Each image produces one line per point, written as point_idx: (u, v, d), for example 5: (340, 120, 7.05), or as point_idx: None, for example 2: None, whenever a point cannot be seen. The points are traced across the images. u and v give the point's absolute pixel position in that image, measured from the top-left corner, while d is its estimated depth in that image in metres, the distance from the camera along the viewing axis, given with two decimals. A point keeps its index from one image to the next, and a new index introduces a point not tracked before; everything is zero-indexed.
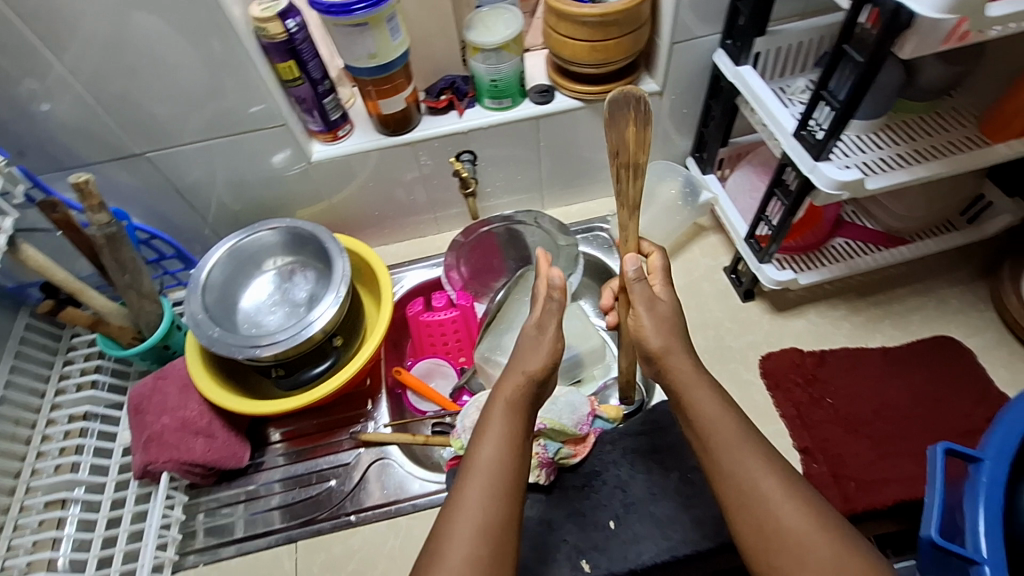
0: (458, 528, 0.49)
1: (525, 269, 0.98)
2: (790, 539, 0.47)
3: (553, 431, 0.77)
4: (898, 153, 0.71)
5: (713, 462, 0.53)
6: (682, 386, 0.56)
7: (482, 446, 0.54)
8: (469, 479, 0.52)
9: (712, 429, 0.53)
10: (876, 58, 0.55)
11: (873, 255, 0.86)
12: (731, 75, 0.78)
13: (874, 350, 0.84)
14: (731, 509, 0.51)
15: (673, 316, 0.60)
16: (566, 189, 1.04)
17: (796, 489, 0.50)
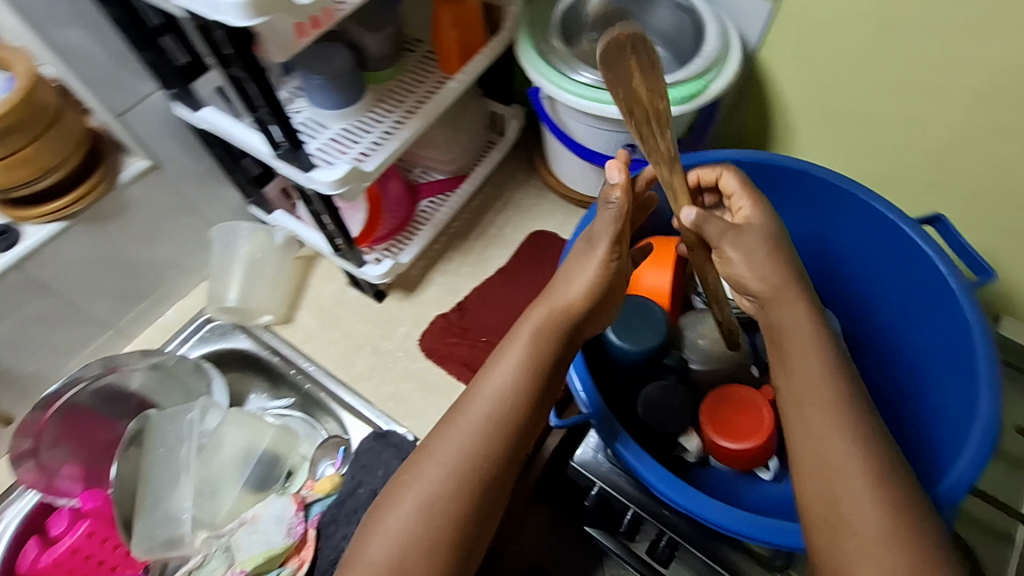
0: (428, 472, 0.51)
1: (141, 416, 0.80)
2: (861, 530, 0.43)
3: (268, 561, 0.73)
4: (386, 128, 0.78)
5: (815, 413, 0.48)
6: (786, 331, 0.53)
7: (486, 393, 0.54)
8: (439, 439, 0.53)
9: (820, 387, 0.49)
10: (252, 66, 0.52)
11: (448, 203, 0.95)
12: (196, 123, 0.71)
13: (494, 275, 0.94)
14: (810, 465, 0.47)
15: (782, 252, 0.55)
16: (140, 301, 0.88)
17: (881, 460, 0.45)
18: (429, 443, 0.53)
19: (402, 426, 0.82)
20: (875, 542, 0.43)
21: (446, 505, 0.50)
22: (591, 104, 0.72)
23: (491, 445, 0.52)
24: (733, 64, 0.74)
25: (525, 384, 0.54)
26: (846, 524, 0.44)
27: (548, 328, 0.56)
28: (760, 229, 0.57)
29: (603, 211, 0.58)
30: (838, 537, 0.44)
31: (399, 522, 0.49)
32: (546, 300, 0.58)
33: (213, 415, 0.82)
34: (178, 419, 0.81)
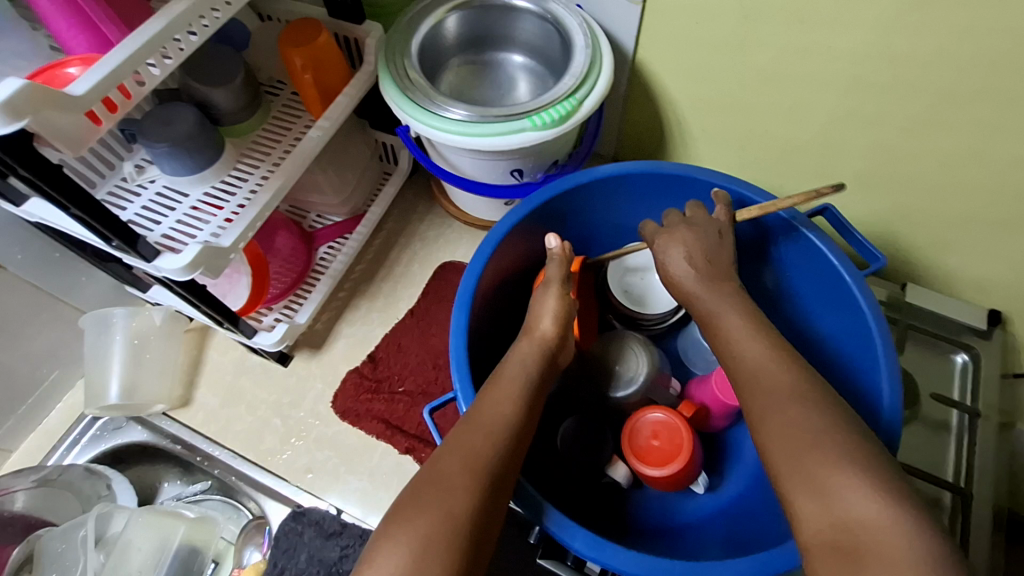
0: (450, 472, 0.51)
1: (32, 537, 0.71)
2: (793, 450, 0.49)
3: None
4: (250, 188, 0.72)
5: (732, 359, 0.58)
6: (701, 308, 0.62)
7: (484, 406, 0.57)
8: (443, 452, 0.53)
9: (735, 341, 0.58)
10: (41, 168, 0.46)
11: (345, 249, 0.90)
12: (26, 215, 0.64)
13: (404, 318, 0.89)
14: (745, 404, 0.55)
15: (698, 248, 0.64)
16: (14, 407, 0.80)
17: (803, 385, 0.53)
18: (431, 462, 0.53)
19: (320, 498, 0.77)
20: (805, 455, 0.48)
21: (461, 508, 0.49)
22: (461, 138, 0.68)
23: (496, 451, 0.54)
24: (605, 73, 0.71)
25: (521, 399, 0.58)
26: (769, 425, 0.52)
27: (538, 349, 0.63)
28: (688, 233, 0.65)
29: (552, 272, 0.68)
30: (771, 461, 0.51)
31: (410, 532, 0.48)
32: (519, 351, 0.63)
33: (116, 517, 0.74)
34: (69, 537, 0.72)
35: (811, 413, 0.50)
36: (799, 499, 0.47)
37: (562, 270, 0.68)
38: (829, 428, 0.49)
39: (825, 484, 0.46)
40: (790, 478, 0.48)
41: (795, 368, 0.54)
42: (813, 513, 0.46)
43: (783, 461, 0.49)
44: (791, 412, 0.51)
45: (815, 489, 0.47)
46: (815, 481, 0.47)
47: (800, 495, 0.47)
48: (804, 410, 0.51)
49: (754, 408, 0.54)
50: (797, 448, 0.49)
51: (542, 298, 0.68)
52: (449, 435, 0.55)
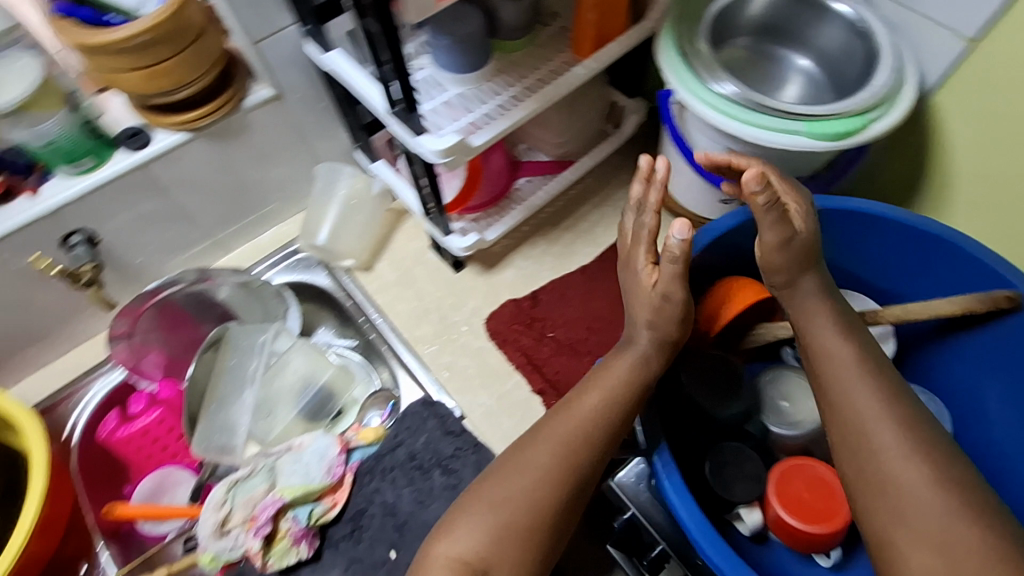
0: (535, 463, 0.55)
1: (223, 327, 0.85)
2: (906, 493, 0.48)
3: (302, 495, 0.73)
4: (502, 102, 0.75)
5: (829, 380, 0.55)
6: (802, 318, 0.59)
7: (577, 406, 0.59)
8: (533, 443, 0.57)
9: (838, 362, 0.55)
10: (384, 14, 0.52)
11: (546, 187, 0.92)
12: (323, 63, 0.71)
13: (574, 273, 0.91)
14: (841, 434, 0.53)
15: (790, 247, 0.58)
16: (244, 220, 0.92)
17: (909, 424, 0.51)
18: (519, 449, 0.57)
19: (448, 398, 0.82)
20: (920, 502, 0.47)
21: (543, 501, 0.54)
22: (721, 118, 0.65)
23: (582, 452, 0.56)
24: (902, 105, 0.64)
25: (615, 401, 0.59)
26: (874, 475, 0.50)
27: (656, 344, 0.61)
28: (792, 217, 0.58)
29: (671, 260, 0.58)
30: (882, 497, 0.49)
31: (489, 513, 0.53)
32: (623, 354, 0.62)
33: (291, 337, 0.86)
34: (252, 338, 0.85)
35: (921, 460, 0.49)
36: (910, 546, 0.46)
37: (676, 271, 0.58)
38: (942, 479, 0.48)
39: (944, 536, 0.46)
40: (905, 524, 0.47)
41: (895, 403, 0.52)
42: (927, 559, 0.45)
43: (890, 504, 0.48)
44: (900, 449, 0.50)
45: (929, 538, 0.46)
46: (929, 532, 0.46)
47: (912, 542, 0.46)
48: (916, 451, 0.49)
49: (859, 439, 0.51)
50: (913, 492, 0.48)
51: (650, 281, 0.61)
52: (535, 426, 0.59)
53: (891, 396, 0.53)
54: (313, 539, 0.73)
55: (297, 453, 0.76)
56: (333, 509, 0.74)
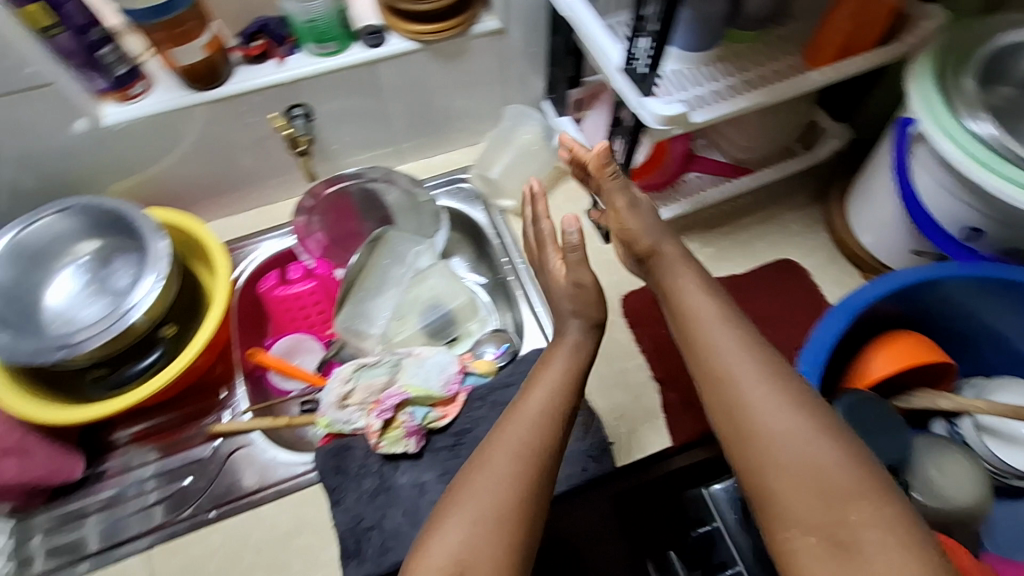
0: (496, 460, 0.55)
1: (383, 229, 0.91)
2: (768, 433, 0.49)
3: (420, 397, 0.78)
4: (725, 86, 0.73)
5: (705, 368, 0.56)
6: (672, 299, 0.63)
7: (523, 406, 0.61)
8: (495, 442, 0.57)
9: (713, 349, 0.56)
10: None
11: (718, 188, 0.90)
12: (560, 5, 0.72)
13: (724, 279, 0.87)
14: (718, 401, 0.53)
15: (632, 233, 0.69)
16: (423, 140, 0.97)
17: (777, 380, 0.52)
18: (485, 446, 0.58)
19: None
20: (788, 439, 0.48)
21: (510, 496, 0.53)
22: (960, 157, 0.61)
23: (543, 445, 0.57)
24: None
25: (560, 391, 0.62)
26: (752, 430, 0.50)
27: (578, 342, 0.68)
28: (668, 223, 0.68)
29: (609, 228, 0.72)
30: (748, 448, 0.49)
31: (464, 510, 0.52)
32: (557, 358, 0.66)
33: (431, 258, 0.90)
34: (407, 246, 0.91)
35: (784, 402, 0.50)
36: (777, 484, 0.47)
37: (580, 259, 0.70)
38: (804, 420, 0.48)
39: (817, 472, 0.45)
40: (771, 471, 0.47)
41: (779, 371, 0.52)
42: (802, 495, 0.45)
43: (758, 455, 0.49)
44: (767, 398, 0.50)
45: (804, 472, 0.46)
46: (801, 468, 0.46)
47: (781, 481, 0.47)
48: (784, 394, 0.51)
49: (733, 401, 0.52)
50: (774, 438, 0.48)
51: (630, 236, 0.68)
52: (494, 428, 0.59)
53: (770, 359, 0.54)
54: (421, 439, 0.77)
55: (420, 359, 0.82)
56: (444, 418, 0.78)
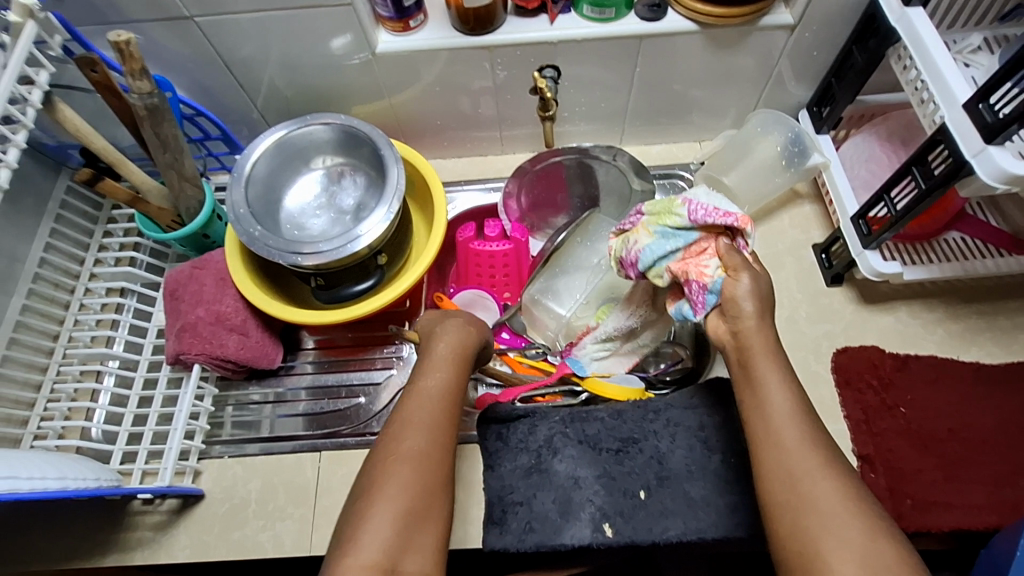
0: (400, 476, 0.52)
1: (592, 210, 0.87)
2: (818, 506, 0.46)
3: (661, 218, 0.62)
4: None
5: (763, 438, 0.51)
6: (754, 355, 0.53)
7: (421, 386, 0.59)
8: (394, 435, 0.56)
9: (781, 429, 0.50)
10: None
11: (991, 259, 0.75)
12: (893, 17, 0.63)
13: (966, 365, 0.75)
14: (769, 465, 0.49)
15: (764, 300, 0.55)
16: (653, 125, 0.91)
17: (835, 469, 0.48)
18: (383, 447, 0.55)
19: None
20: (836, 523, 0.46)
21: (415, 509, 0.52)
22: None
23: (432, 458, 0.55)
24: None
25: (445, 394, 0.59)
26: (804, 510, 0.47)
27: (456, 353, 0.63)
28: (752, 290, 0.55)
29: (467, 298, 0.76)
30: (800, 522, 0.47)
31: (377, 515, 0.50)
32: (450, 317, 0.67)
33: None
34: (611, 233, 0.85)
35: (833, 476, 0.48)
36: (837, 557, 0.44)
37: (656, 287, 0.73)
38: (853, 504, 0.46)
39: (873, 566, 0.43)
40: (814, 547, 0.45)
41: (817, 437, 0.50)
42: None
43: (793, 522, 0.47)
44: (821, 473, 0.48)
45: (850, 543, 0.45)
46: (846, 551, 0.44)
47: (838, 559, 0.44)
48: (838, 481, 0.48)
49: (779, 461, 0.49)
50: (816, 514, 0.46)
51: (442, 327, 0.65)
52: (393, 416, 0.58)
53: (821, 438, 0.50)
54: (637, 272, 0.65)
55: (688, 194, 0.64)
56: (674, 263, 0.60)
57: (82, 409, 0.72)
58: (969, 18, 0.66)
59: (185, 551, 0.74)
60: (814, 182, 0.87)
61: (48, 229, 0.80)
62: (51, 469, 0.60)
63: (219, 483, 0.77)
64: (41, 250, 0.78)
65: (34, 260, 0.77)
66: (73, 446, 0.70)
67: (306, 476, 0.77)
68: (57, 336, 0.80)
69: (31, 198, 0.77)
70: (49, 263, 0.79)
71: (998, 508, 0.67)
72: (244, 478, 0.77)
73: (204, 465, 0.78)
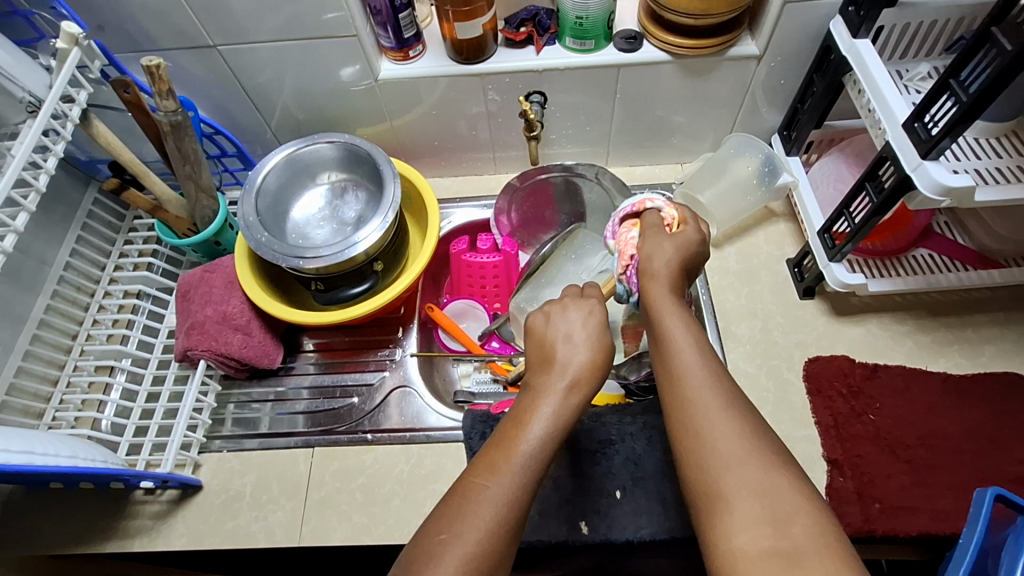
0: (478, 511, 0.46)
1: (576, 225, 0.93)
2: (718, 445, 0.46)
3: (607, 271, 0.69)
4: (1019, 165, 0.61)
5: (670, 379, 0.52)
6: (656, 307, 0.57)
7: (535, 414, 0.52)
8: (489, 459, 0.50)
9: (683, 372, 0.51)
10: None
11: (956, 273, 0.79)
12: (844, 48, 0.69)
13: (934, 375, 0.78)
14: (676, 411, 0.50)
15: (685, 246, 0.62)
16: (636, 148, 0.98)
17: (744, 418, 0.48)
18: (475, 470, 0.50)
19: None
20: (737, 455, 0.45)
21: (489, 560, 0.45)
22: None
23: (524, 501, 0.48)
24: None
25: (561, 427, 0.52)
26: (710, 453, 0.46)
27: (576, 384, 0.54)
28: (670, 246, 0.61)
29: (594, 302, 0.62)
30: (704, 465, 0.46)
31: (446, 554, 0.44)
32: (567, 359, 0.56)
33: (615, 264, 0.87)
34: (595, 247, 0.91)
35: (733, 415, 0.48)
36: (737, 499, 0.44)
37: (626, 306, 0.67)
38: (752, 440, 0.46)
39: (777, 508, 0.42)
40: (718, 483, 0.45)
41: (725, 383, 0.50)
42: (751, 509, 0.43)
43: (699, 466, 0.47)
44: (721, 410, 0.48)
45: (752, 487, 0.44)
46: (745, 483, 0.44)
47: (739, 492, 0.44)
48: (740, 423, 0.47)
49: (681, 403, 0.50)
50: (715, 449, 0.46)
51: (566, 333, 0.58)
52: (493, 437, 0.52)
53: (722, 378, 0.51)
54: (629, 267, 0.63)
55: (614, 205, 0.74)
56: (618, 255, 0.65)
57: (95, 400, 0.77)
58: (918, 50, 0.72)
59: (182, 539, 0.77)
60: (788, 202, 0.92)
61: (75, 235, 0.87)
62: (64, 449, 0.66)
63: (217, 476, 0.82)
64: (67, 255, 0.85)
65: (60, 263, 0.84)
66: (83, 434, 0.75)
67: (298, 471, 0.81)
68: (75, 335, 0.85)
69: (61, 207, 0.85)
70: (74, 267, 0.86)
71: (965, 513, 0.69)
72: (241, 472, 0.82)
73: (205, 458, 0.83)
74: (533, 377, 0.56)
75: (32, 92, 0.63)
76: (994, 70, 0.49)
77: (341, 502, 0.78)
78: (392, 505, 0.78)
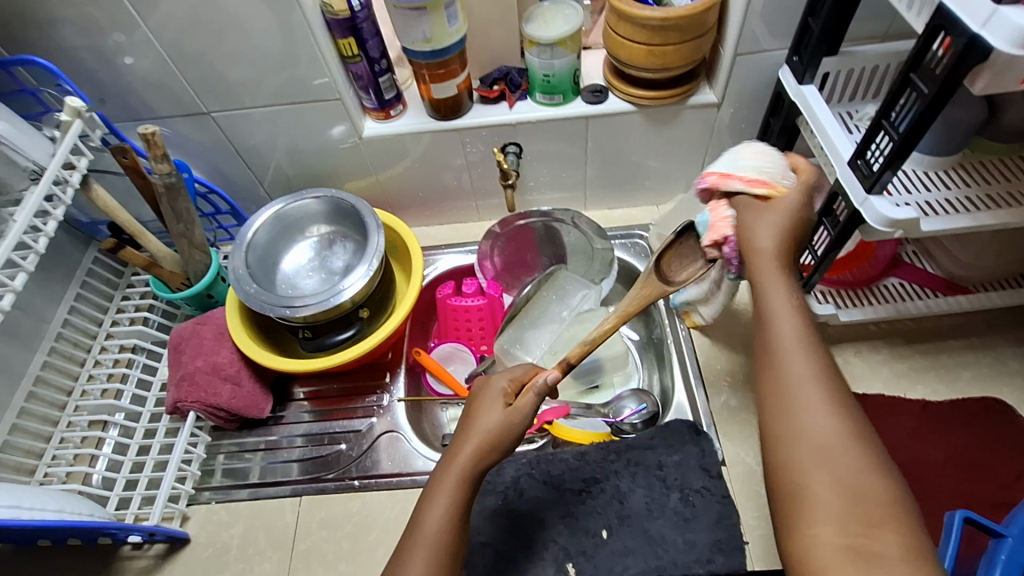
0: None
1: (557, 267, 0.96)
2: (816, 435, 0.48)
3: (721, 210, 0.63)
4: (967, 196, 0.65)
5: (771, 350, 0.53)
6: (761, 281, 0.56)
7: (443, 488, 0.57)
8: (407, 545, 0.55)
9: (783, 353, 0.52)
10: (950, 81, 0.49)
11: (926, 301, 0.81)
12: (793, 92, 0.73)
13: (913, 402, 0.78)
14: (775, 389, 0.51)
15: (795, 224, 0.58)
16: (611, 192, 1.02)
17: (839, 405, 0.49)
18: (398, 553, 0.55)
19: (715, 438, 0.79)
20: (833, 452, 0.47)
21: None
22: None
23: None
24: None
25: (463, 496, 0.56)
26: (795, 434, 0.49)
27: (485, 446, 0.58)
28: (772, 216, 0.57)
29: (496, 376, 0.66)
30: (789, 444, 0.48)
31: None
32: (466, 441, 0.59)
33: (595, 303, 0.92)
34: (575, 288, 0.94)
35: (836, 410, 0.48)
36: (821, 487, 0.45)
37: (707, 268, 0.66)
38: (851, 444, 0.47)
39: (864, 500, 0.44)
40: (801, 478, 0.47)
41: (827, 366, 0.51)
42: (834, 502, 0.45)
43: (786, 453, 0.49)
44: (820, 404, 0.49)
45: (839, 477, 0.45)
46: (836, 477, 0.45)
47: (820, 487, 0.46)
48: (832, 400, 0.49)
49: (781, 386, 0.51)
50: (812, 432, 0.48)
51: (473, 405, 0.63)
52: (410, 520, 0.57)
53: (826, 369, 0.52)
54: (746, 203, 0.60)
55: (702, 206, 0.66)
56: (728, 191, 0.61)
57: (86, 453, 0.79)
58: (865, 92, 0.77)
59: None
60: None
61: (74, 292, 0.90)
62: (51, 503, 0.67)
63: (204, 528, 0.82)
64: (65, 312, 0.88)
65: (58, 320, 0.87)
66: (74, 489, 0.77)
67: (286, 520, 0.82)
68: (70, 390, 0.87)
69: (61, 266, 0.89)
70: (72, 323, 0.89)
71: None
72: (228, 523, 0.82)
73: (193, 510, 0.83)
74: (451, 449, 0.60)
75: (36, 162, 0.68)
76: (917, 110, 0.53)
77: (327, 552, 0.79)
78: (378, 553, 0.79)
